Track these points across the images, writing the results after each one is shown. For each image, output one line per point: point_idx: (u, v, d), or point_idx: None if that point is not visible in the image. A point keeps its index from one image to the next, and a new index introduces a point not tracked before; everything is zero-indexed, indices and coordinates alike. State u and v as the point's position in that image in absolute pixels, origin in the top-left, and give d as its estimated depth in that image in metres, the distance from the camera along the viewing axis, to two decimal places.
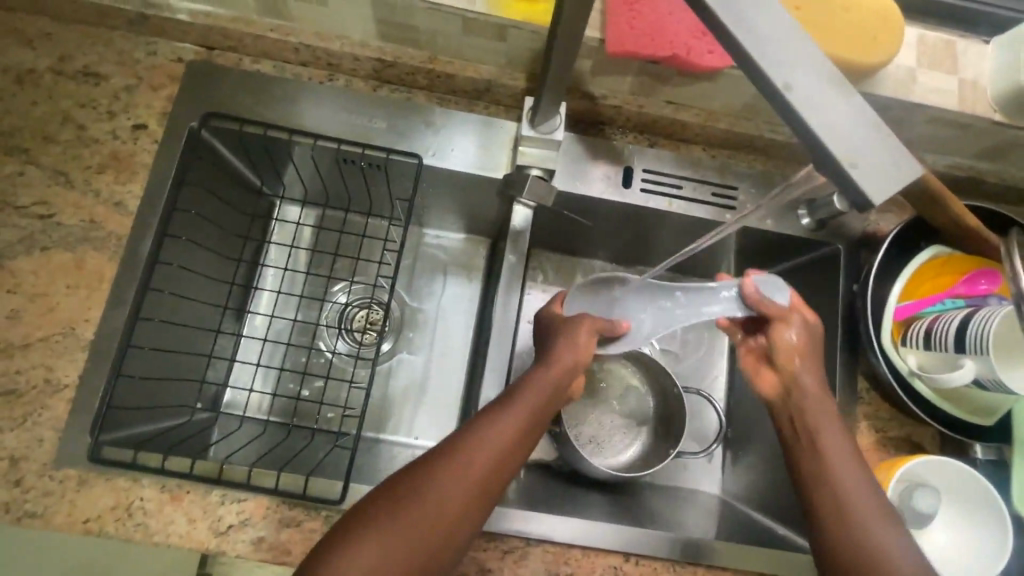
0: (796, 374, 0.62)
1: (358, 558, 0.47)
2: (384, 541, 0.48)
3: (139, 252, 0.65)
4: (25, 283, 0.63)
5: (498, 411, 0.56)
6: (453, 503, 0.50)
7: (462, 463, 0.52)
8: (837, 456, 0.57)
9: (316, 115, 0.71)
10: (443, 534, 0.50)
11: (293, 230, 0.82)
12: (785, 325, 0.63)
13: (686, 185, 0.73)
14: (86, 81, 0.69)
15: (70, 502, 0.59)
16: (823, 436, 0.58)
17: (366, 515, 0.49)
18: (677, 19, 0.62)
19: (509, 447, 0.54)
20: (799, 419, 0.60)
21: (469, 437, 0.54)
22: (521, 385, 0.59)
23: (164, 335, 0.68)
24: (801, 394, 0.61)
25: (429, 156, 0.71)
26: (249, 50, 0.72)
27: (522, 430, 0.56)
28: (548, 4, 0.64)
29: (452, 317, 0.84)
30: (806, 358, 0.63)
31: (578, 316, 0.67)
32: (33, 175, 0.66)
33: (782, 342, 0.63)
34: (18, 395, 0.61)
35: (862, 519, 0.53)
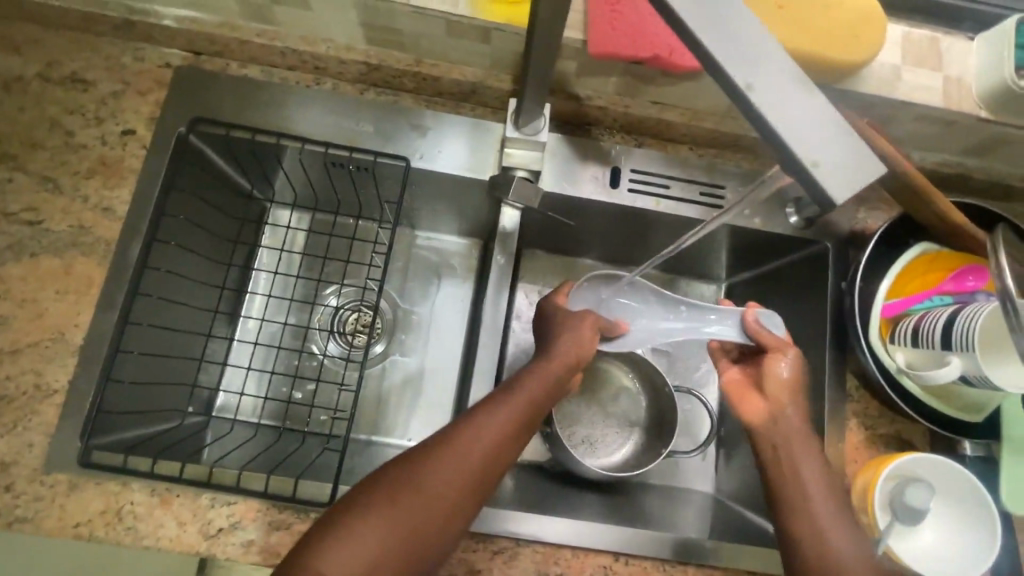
0: (783, 406, 0.62)
1: (356, 540, 0.47)
2: (382, 523, 0.48)
3: (128, 258, 0.65)
4: (14, 289, 0.63)
5: (499, 400, 0.57)
6: (449, 493, 0.51)
7: (462, 450, 0.52)
8: (816, 482, 0.57)
9: (303, 119, 0.71)
10: (440, 520, 0.50)
11: (284, 234, 0.82)
12: (778, 358, 0.64)
13: (674, 185, 0.73)
14: (74, 87, 0.70)
15: (60, 506, 0.59)
16: (805, 465, 0.58)
17: (364, 497, 0.49)
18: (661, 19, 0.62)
19: (508, 437, 0.55)
20: (781, 445, 0.60)
21: (470, 425, 0.54)
22: (522, 376, 0.60)
23: (155, 338, 0.68)
24: (784, 423, 0.61)
25: (416, 159, 0.71)
26: (236, 54, 0.72)
27: (519, 423, 0.56)
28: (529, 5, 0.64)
29: (444, 319, 0.85)
30: (793, 393, 0.63)
31: (580, 312, 0.68)
32: (22, 182, 0.66)
33: (774, 373, 0.63)
34: (8, 400, 0.61)
35: (830, 532, 0.54)
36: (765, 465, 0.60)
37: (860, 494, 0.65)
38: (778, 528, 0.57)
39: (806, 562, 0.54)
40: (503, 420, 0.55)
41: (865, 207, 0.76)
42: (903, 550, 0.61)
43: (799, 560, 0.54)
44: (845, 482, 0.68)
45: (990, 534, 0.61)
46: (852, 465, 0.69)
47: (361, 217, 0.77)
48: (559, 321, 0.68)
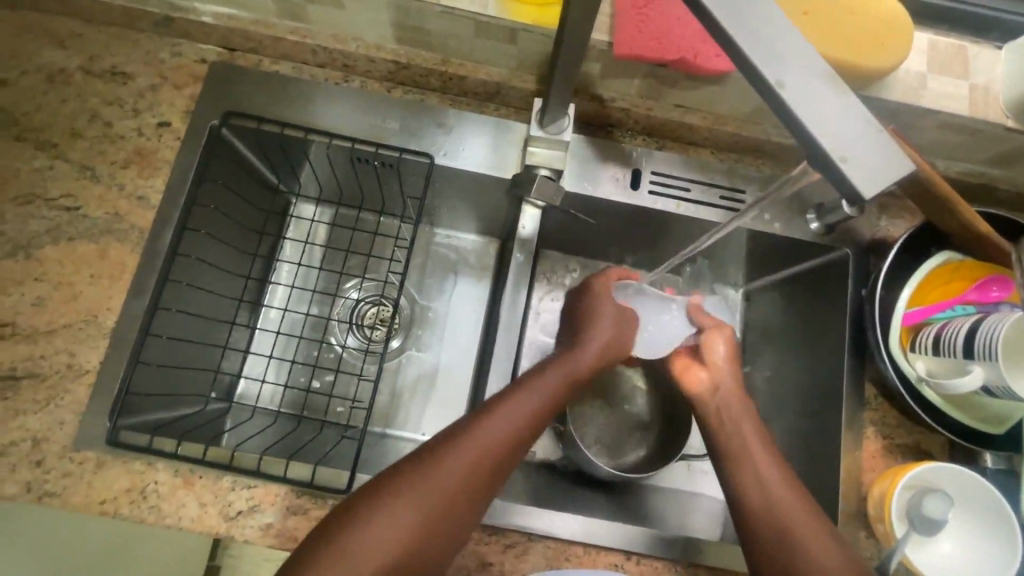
0: (724, 375, 0.70)
1: (374, 529, 0.49)
2: (396, 514, 0.50)
3: (159, 245, 0.68)
4: (52, 271, 0.66)
5: (512, 398, 0.59)
6: (463, 488, 0.53)
7: (473, 447, 0.54)
8: (764, 457, 0.61)
9: (331, 114, 0.73)
10: (453, 513, 0.52)
11: (309, 227, 0.85)
12: (717, 334, 0.72)
13: (694, 188, 0.73)
14: (114, 80, 0.72)
15: (87, 483, 0.61)
16: (746, 428, 0.64)
17: (374, 491, 0.51)
18: (687, 24, 0.63)
19: (521, 435, 0.57)
20: (724, 410, 0.67)
21: (481, 422, 0.56)
22: (538, 377, 0.63)
23: (184, 325, 0.71)
24: (729, 399, 0.68)
25: (439, 156, 0.72)
26: (269, 51, 0.74)
27: (534, 423, 0.59)
28: (556, 8, 0.65)
29: (459, 315, 0.86)
30: (731, 365, 0.71)
31: (598, 315, 0.71)
32: (61, 169, 0.69)
33: (711, 347, 0.72)
34: (42, 378, 0.63)
35: (777, 492, 0.58)
36: (711, 430, 0.66)
37: (877, 501, 0.65)
38: (731, 500, 0.60)
39: (755, 521, 0.57)
40: (513, 418, 0.57)
41: (887, 215, 0.76)
42: (921, 559, 0.61)
43: (744, 519, 0.58)
44: (861, 489, 0.68)
45: (1010, 545, 0.60)
46: (868, 474, 0.68)
47: (384, 212, 0.78)
48: (579, 327, 0.70)
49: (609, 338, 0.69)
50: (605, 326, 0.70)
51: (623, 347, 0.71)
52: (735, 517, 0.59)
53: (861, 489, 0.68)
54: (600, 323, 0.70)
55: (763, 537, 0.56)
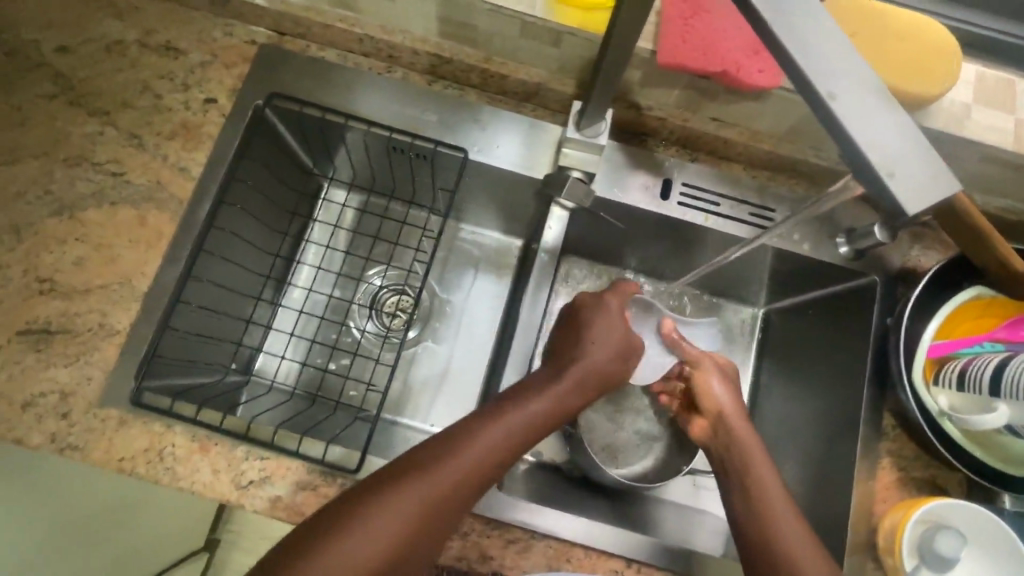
0: (723, 417, 0.69)
1: (371, 532, 0.49)
2: (393, 517, 0.50)
3: (196, 216, 0.69)
4: (93, 232, 0.68)
5: (510, 408, 0.60)
6: (457, 494, 0.53)
7: (460, 463, 0.54)
8: (766, 473, 0.62)
9: (371, 103, 0.74)
10: (446, 518, 0.53)
11: (338, 211, 0.86)
12: (704, 368, 0.72)
13: (724, 202, 0.73)
14: (167, 54, 0.74)
15: (108, 439, 0.63)
16: (752, 447, 0.65)
17: (357, 502, 0.51)
18: (735, 37, 0.62)
19: (516, 444, 0.58)
20: (733, 431, 0.67)
21: (479, 431, 0.56)
22: (537, 389, 0.63)
23: (211, 297, 0.72)
24: (732, 426, 0.67)
25: (473, 151, 0.73)
26: (317, 37, 0.76)
27: (528, 433, 0.59)
28: (602, 15, 0.66)
29: (475, 311, 0.87)
30: (727, 399, 0.70)
31: (601, 327, 0.70)
32: (111, 136, 0.71)
33: (706, 388, 0.71)
34: (74, 335, 0.65)
35: (777, 513, 0.58)
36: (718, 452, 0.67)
37: (888, 531, 0.64)
38: (728, 516, 0.61)
39: (753, 542, 0.58)
40: (502, 439, 0.57)
41: (919, 245, 0.75)
42: None
43: (746, 539, 0.58)
44: (872, 519, 0.67)
45: None
46: (881, 504, 0.67)
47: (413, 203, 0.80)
48: (576, 345, 0.68)
49: (610, 353, 0.69)
50: (604, 349, 0.68)
51: (620, 372, 0.70)
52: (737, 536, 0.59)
53: (872, 519, 0.67)
54: (600, 345, 0.68)
55: (761, 558, 0.56)
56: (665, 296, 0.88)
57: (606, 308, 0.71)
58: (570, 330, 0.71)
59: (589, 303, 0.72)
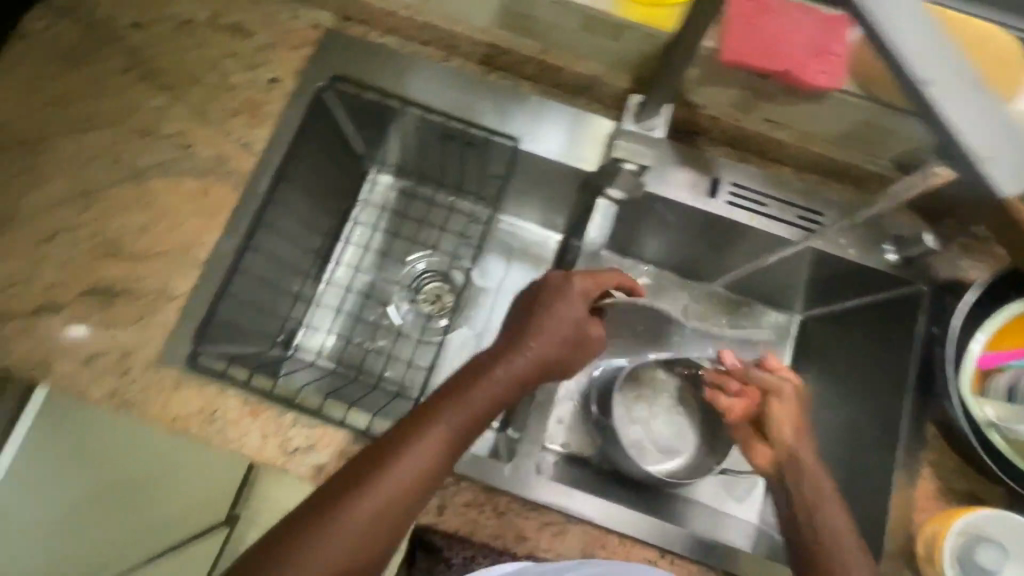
0: (793, 446, 0.66)
1: (334, 541, 0.50)
2: (352, 524, 0.50)
3: (256, 191, 0.72)
4: (158, 201, 0.71)
5: (461, 396, 0.58)
6: (414, 487, 0.53)
7: (413, 459, 0.53)
8: (830, 503, 0.62)
9: (429, 90, 0.76)
10: (407, 512, 0.53)
11: (385, 195, 0.88)
12: (782, 395, 0.68)
13: (771, 203, 0.74)
14: (236, 34, 0.77)
15: (166, 397, 0.65)
16: (802, 447, 0.66)
17: (338, 493, 0.52)
18: (800, 33, 0.61)
19: (469, 429, 0.57)
20: (784, 435, 0.67)
21: (428, 425, 0.55)
22: (485, 374, 0.60)
23: (264, 269, 0.75)
24: (798, 455, 0.65)
25: (524, 141, 0.74)
26: (381, 24, 0.78)
27: (481, 415, 0.58)
28: (668, 11, 0.66)
29: (509, 299, 0.87)
30: (800, 432, 0.67)
31: (559, 307, 0.64)
32: (179, 109, 0.74)
33: (778, 414, 0.67)
34: (137, 297, 0.68)
35: (832, 512, 0.61)
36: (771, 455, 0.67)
37: (927, 540, 0.63)
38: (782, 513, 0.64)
39: (808, 541, 0.60)
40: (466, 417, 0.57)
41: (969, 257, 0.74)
42: None
43: (800, 535, 0.61)
44: (909, 528, 0.66)
45: None
46: (919, 513, 0.67)
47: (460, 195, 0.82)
48: (527, 332, 0.63)
49: (568, 332, 0.64)
50: (558, 335, 0.63)
51: (572, 358, 0.65)
52: (791, 534, 0.62)
53: (910, 528, 0.66)
54: (552, 330, 0.63)
55: (813, 553, 0.59)
56: (696, 296, 0.89)
57: (565, 292, 0.65)
58: (525, 314, 0.65)
59: (550, 285, 0.66)
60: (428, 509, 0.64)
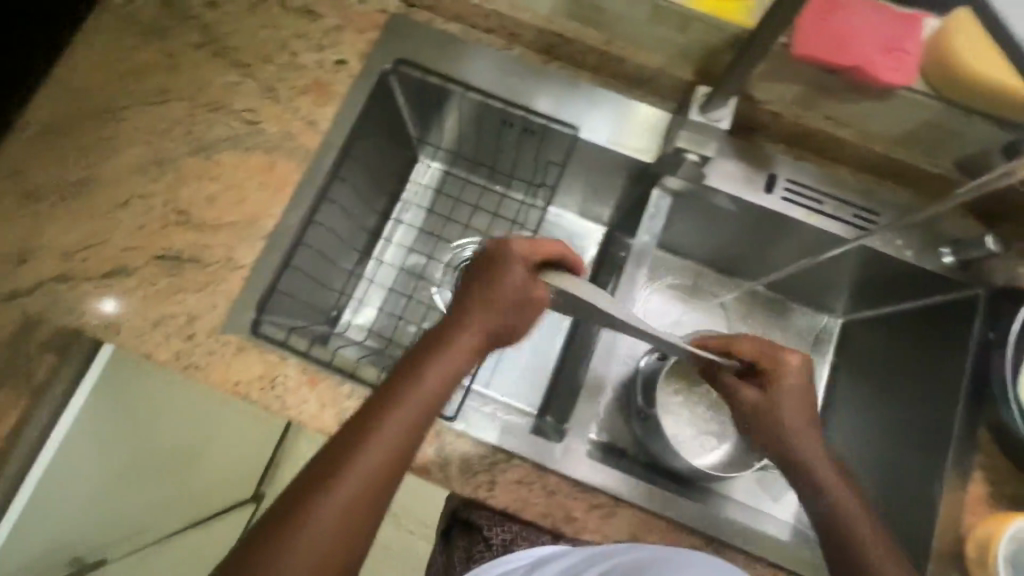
0: (795, 430, 0.65)
1: (305, 536, 0.48)
2: (321, 518, 0.49)
3: (322, 168, 0.74)
4: (226, 173, 0.73)
5: (417, 375, 0.56)
6: (380, 469, 0.52)
7: (375, 444, 0.52)
8: (847, 496, 0.63)
9: (489, 76, 0.78)
10: (379, 495, 0.51)
11: (437, 178, 0.91)
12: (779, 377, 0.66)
13: (827, 202, 0.74)
14: (305, 16, 0.79)
15: (227, 363, 0.67)
16: (809, 436, 0.65)
17: (307, 485, 0.50)
18: (875, 34, 0.63)
19: (431, 404, 0.56)
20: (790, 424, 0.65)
21: (388, 408, 0.54)
22: (435, 352, 0.58)
23: (323, 243, 0.77)
24: (801, 442, 0.65)
25: (582, 130, 0.76)
26: (446, 12, 0.79)
27: (440, 391, 0.57)
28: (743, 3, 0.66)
29: None
30: (798, 417, 0.66)
31: (502, 276, 0.60)
32: (249, 86, 0.76)
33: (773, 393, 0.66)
34: (204, 265, 0.70)
35: (846, 501, 0.62)
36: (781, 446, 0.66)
37: (981, 545, 0.63)
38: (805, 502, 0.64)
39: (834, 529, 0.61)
40: (425, 397, 0.55)
41: None
42: None
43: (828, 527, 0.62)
44: (959, 530, 0.66)
45: None
46: (969, 516, 0.67)
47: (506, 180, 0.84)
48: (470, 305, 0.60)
49: (513, 300, 0.60)
50: (507, 305, 0.60)
51: (521, 325, 0.62)
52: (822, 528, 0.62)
53: (960, 530, 0.66)
54: (498, 301, 0.60)
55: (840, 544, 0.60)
56: (736, 295, 0.90)
57: (508, 262, 0.60)
58: (469, 288, 0.62)
59: (490, 253, 0.62)
60: (478, 484, 0.65)
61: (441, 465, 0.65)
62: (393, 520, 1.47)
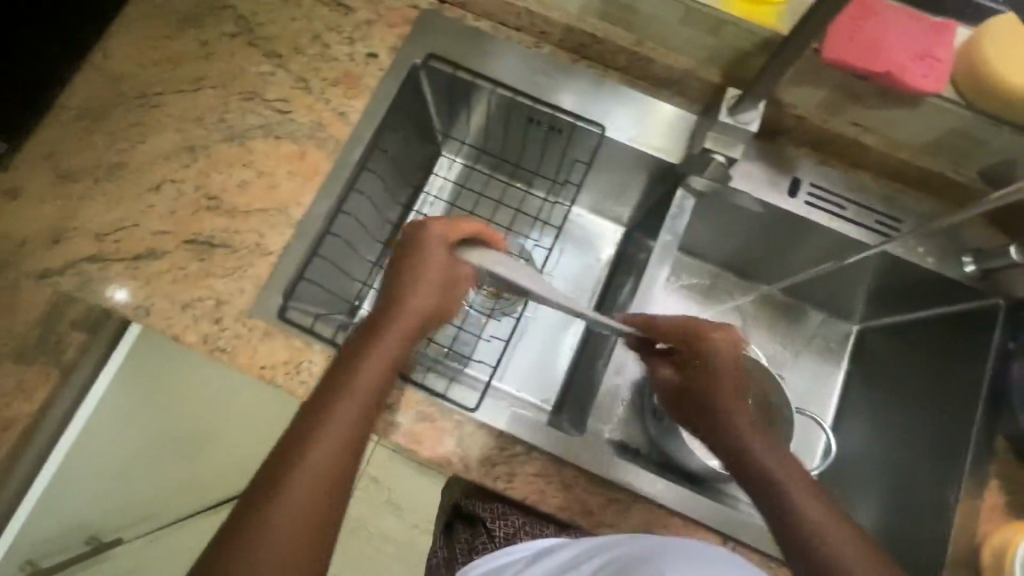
0: (725, 406, 0.62)
1: (276, 524, 0.46)
2: (291, 503, 0.47)
3: (351, 158, 0.75)
4: (257, 160, 0.74)
5: (362, 355, 0.57)
6: (341, 445, 0.51)
7: (332, 425, 0.51)
8: (792, 479, 0.56)
9: (518, 73, 0.78)
10: (344, 473, 0.50)
11: (460, 172, 0.92)
12: (697, 353, 0.65)
13: (851, 208, 0.74)
14: (338, 9, 0.80)
15: (253, 347, 0.68)
16: (736, 414, 0.62)
17: (273, 475, 0.49)
18: (904, 43, 0.65)
19: (381, 379, 0.56)
20: (716, 402, 0.63)
21: (340, 390, 0.54)
22: (377, 332, 0.59)
23: (349, 232, 0.78)
24: (734, 421, 0.61)
25: (609, 129, 0.77)
26: (476, 8, 0.80)
27: (388, 368, 0.57)
28: (772, 8, 0.67)
29: (567, 286, 0.90)
30: (722, 394, 0.63)
31: (426, 255, 0.64)
32: (282, 76, 0.77)
33: (696, 371, 0.65)
34: (234, 250, 0.71)
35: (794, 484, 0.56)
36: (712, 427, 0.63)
37: (996, 552, 0.63)
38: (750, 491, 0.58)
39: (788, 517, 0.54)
40: (366, 376, 0.55)
41: None
42: None
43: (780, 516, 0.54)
44: (974, 538, 0.66)
45: None
46: (985, 525, 0.67)
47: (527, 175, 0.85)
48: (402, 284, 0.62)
49: (437, 276, 0.64)
50: (431, 283, 0.63)
51: (448, 302, 0.65)
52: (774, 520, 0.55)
53: (975, 538, 0.66)
54: (426, 280, 0.63)
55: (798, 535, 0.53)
56: (752, 298, 0.91)
57: (427, 241, 0.65)
58: (397, 274, 0.64)
59: (410, 235, 0.65)
60: (498, 474, 0.66)
61: (461, 454, 0.66)
62: (398, 513, 1.48)
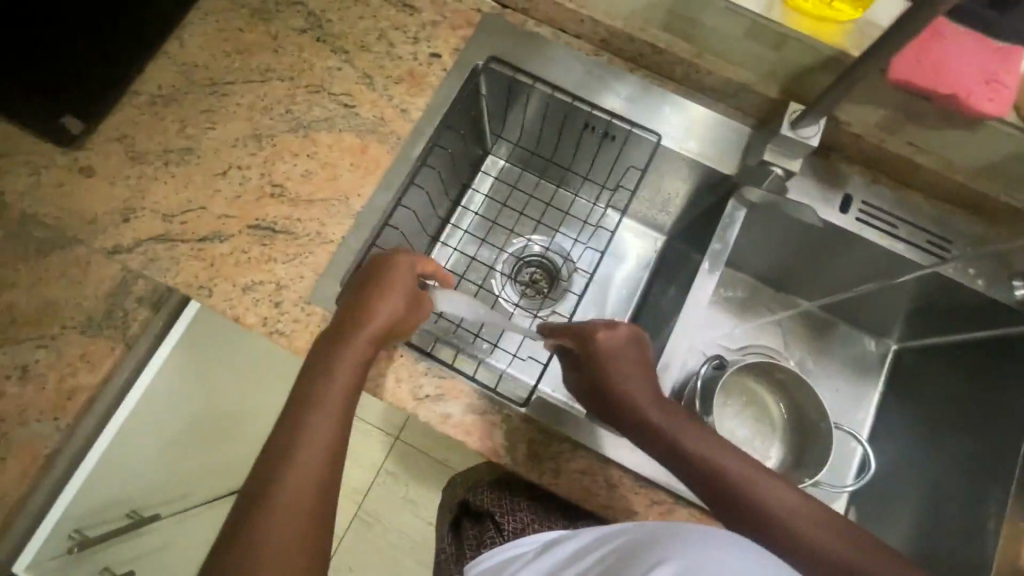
0: (641, 404, 0.64)
1: (265, 532, 0.50)
2: (277, 515, 0.51)
3: (411, 154, 0.77)
4: (321, 151, 0.77)
5: (325, 368, 0.60)
6: (320, 457, 0.54)
7: (308, 438, 0.55)
8: (723, 451, 0.60)
9: (577, 79, 0.80)
10: (326, 483, 0.54)
11: (507, 170, 0.94)
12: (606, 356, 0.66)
13: (902, 227, 0.75)
14: (403, 10, 0.82)
15: (311, 333, 0.70)
16: (650, 407, 0.63)
17: (259, 489, 0.52)
18: (973, 62, 0.64)
19: (350, 391, 0.59)
20: (632, 400, 0.64)
21: (312, 404, 0.57)
22: (338, 345, 0.62)
23: (404, 225, 0.80)
24: (654, 415, 0.63)
25: (664, 138, 0.78)
26: (538, 14, 0.82)
27: (353, 384, 0.60)
28: (840, 26, 0.68)
29: (606, 289, 0.92)
30: (640, 392, 0.64)
31: (384, 270, 0.67)
32: (347, 71, 0.80)
33: (606, 372, 0.66)
34: (296, 237, 0.73)
35: (728, 459, 0.60)
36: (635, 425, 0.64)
37: None
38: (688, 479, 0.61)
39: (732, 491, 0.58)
40: (338, 392, 0.58)
41: None
42: None
43: (728, 494, 0.58)
44: None
45: None
46: None
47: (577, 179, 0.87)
48: (359, 299, 0.65)
49: (400, 293, 0.66)
50: (398, 292, 0.66)
51: (412, 314, 0.68)
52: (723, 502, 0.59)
53: None
54: (393, 289, 0.66)
55: (744, 507, 0.58)
56: (789, 313, 0.92)
57: (393, 258, 0.68)
58: (358, 291, 0.66)
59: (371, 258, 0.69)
60: (545, 470, 0.67)
61: (509, 448, 0.67)
62: (413, 508, 1.49)
